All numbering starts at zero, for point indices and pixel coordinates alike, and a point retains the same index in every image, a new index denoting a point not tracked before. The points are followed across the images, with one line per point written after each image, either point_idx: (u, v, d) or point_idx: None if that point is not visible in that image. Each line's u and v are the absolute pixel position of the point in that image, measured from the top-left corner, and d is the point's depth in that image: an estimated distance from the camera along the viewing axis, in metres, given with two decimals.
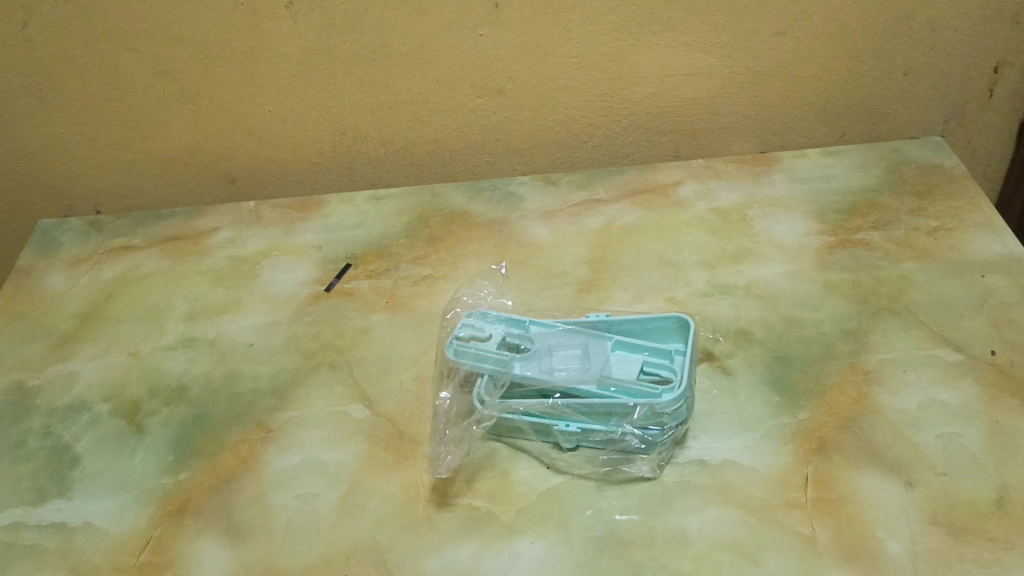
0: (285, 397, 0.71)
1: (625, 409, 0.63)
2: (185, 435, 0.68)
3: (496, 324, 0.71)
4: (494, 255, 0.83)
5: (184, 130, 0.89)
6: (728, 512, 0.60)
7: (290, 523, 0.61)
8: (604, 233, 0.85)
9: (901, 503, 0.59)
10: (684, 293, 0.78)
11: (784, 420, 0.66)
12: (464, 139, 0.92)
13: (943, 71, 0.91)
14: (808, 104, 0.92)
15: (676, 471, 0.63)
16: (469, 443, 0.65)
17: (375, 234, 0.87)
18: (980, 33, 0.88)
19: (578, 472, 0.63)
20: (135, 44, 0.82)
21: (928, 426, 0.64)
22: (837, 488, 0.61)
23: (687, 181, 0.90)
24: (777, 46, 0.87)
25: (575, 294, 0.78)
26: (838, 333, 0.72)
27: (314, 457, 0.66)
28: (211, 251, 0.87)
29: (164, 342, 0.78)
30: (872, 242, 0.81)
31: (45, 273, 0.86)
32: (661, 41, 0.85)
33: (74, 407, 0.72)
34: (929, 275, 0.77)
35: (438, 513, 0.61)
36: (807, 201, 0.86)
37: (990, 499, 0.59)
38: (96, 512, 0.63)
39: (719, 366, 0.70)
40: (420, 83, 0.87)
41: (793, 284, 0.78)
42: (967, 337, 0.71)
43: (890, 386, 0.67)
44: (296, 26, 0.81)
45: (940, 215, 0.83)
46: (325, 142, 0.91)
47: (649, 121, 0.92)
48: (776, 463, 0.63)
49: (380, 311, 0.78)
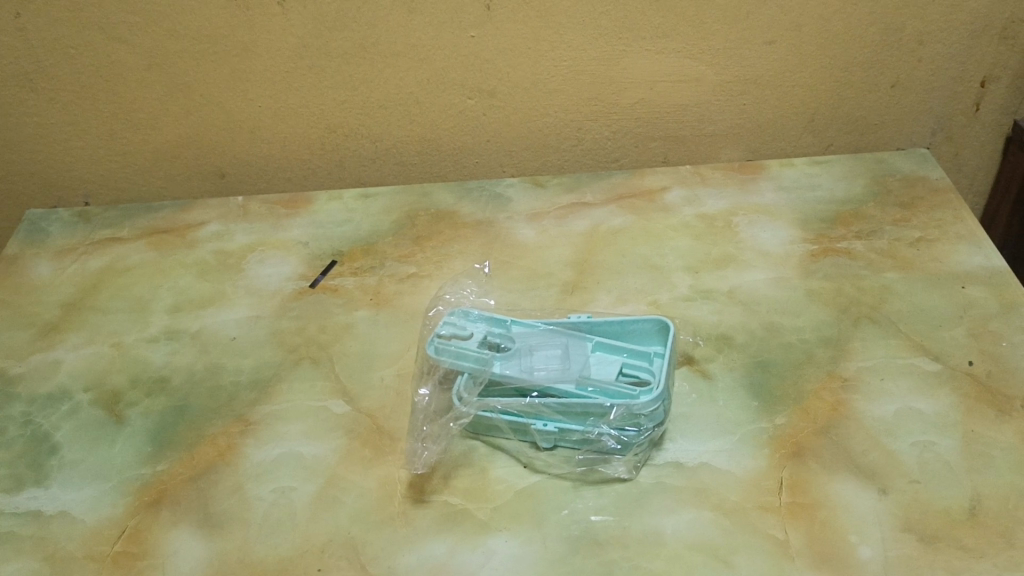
0: (267, 390, 0.71)
1: (602, 410, 0.64)
2: (165, 427, 0.68)
3: (478, 323, 0.71)
4: (480, 255, 0.84)
5: (174, 123, 0.90)
6: (702, 514, 0.60)
7: (266, 515, 0.61)
8: (590, 235, 0.86)
9: (874, 509, 0.60)
10: (667, 297, 0.78)
11: (761, 424, 0.66)
12: (454, 139, 0.93)
13: (930, 84, 0.92)
14: (796, 113, 0.93)
15: (652, 472, 0.63)
16: (447, 440, 0.66)
17: (363, 232, 0.88)
18: (967, 47, 0.89)
19: (555, 472, 0.64)
20: (128, 36, 0.83)
21: (904, 434, 0.65)
22: (812, 493, 0.61)
23: (675, 187, 0.91)
24: (766, 55, 0.88)
25: (558, 295, 0.79)
26: (818, 340, 0.73)
27: (292, 451, 0.66)
28: (198, 244, 0.88)
29: (148, 334, 0.78)
30: (855, 251, 0.82)
31: (32, 262, 0.86)
32: (651, 47, 0.86)
33: (56, 396, 0.72)
34: (910, 285, 0.78)
35: (414, 509, 0.61)
36: (792, 209, 0.87)
37: (963, 507, 0.60)
38: (72, 500, 0.63)
39: (698, 370, 0.71)
40: (411, 82, 0.87)
41: (775, 290, 0.78)
42: (945, 347, 0.71)
43: (867, 394, 0.68)
44: (289, 23, 0.82)
45: (923, 226, 0.84)
46: (315, 139, 0.91)
47: (638, 126, 0.93)
48: (752, 467, 0.63)
49: (364, 308, 0.78)
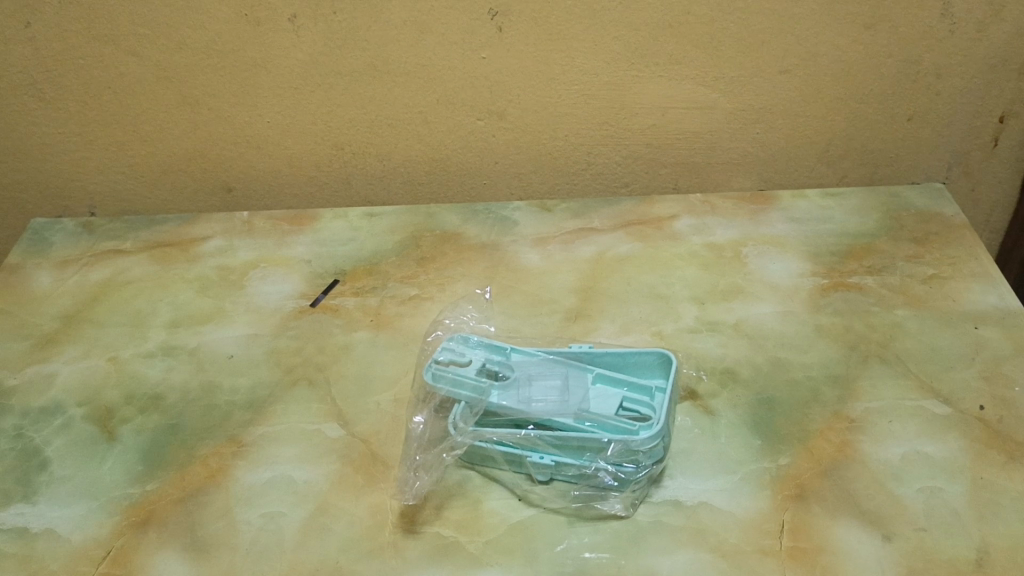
0: (262, 411, 0.70)
1: (600, 444, 0.62)
2: (156, 446, 0.67)
3: (476, 350, 0.70)
4: (483, 279, 0.83)
5: (181, 137, 0.89)
6: (699, 555, 0.58)
7: (254, 540, 0.60)
8: (596, 262, 0.84)
9: (877, 557, 0.58)
10: (672, 328, 0.77)
11: (764, 464, 0.64)
12: (462, 161, 0.92)
13: (947, 117, 0.90)
14: (810, 144, 0.92)
15: (650, 510, 0.61)
16: (440, 470, 0.64)
17: (367, 251, 0.87)
18: (985, 82, 0.87)
19: (550, 506, 0.62)
20: (137, 48, 0.83)
21: (910, 478, 0.63)
22: (814, 537, 0.59)
23: (684, 216, 0.90)
24: (780, 84, 0.86)
25: (561, 323, 0.78)
26: (824, 378, 0.71)
27: (284, 475, 0.65)
28: (200, 258, 0.87)
29: (145, 349, 0.77)
30: (866, 286, 0.80)
31: (34, 272, 0.86)
32: (664, 73, 0.85)
33: (49, 410, 0.71)
34: (922, 323, 0.76)
35: (405, 540, 0.60)
36: (803, 242, 0.86)
37: (969, 558, 0.58)
38: (59, 518, 0.62)
39: (701, 405, 0.69)
40: (420, 102, 0.87)
41: (783, 324, 0.77)
42: (956, 389, 0.69)
43: (873, 436, 0.66)
44: (299, 39, 0.82)
45: (936, 263, 0.82)
46: (323, 156, 0.91)
47: (649, 152, 0.92)
48: (753, 508, 0.61)
49: (363, 329, 0.78)
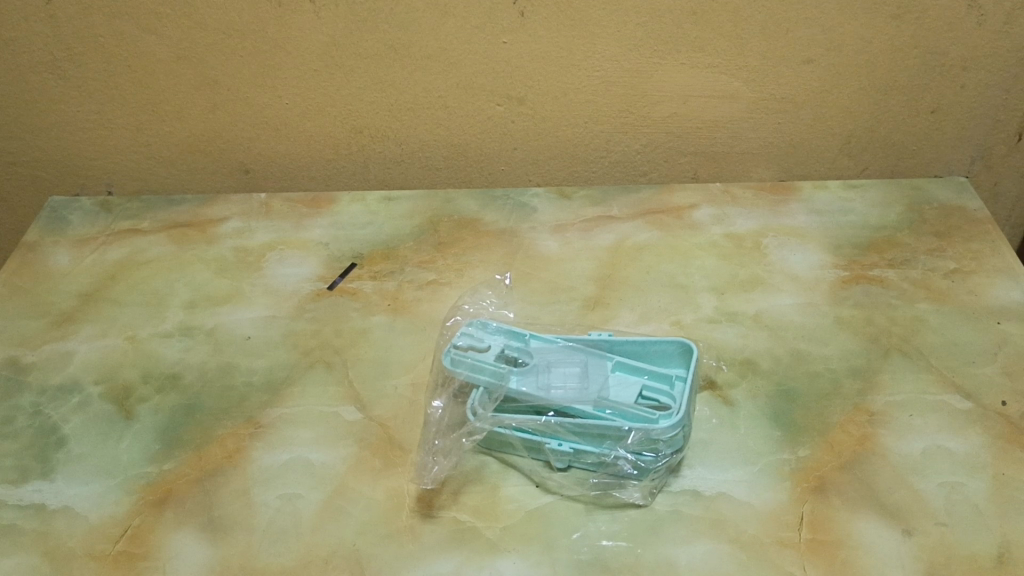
0: (279, 393, 0.70)
1: (620, 433, 0.62)
2: (174, 425, 0.67)
3: (495, 335, 0.70)
4: (501, 265, 0.82)
5: (199, 117, 0.89)
6: (718, 546, 0.58)
7: (271, 522, 0.60)
8: (615, 250, 0.84)
9: (898, 552, 0.57)
10: (691, 318, 0.76)
11: (784, 455, 0.64)
12: (481, 147, 0.91)
13: (972, 110, 0.89)
14: (832, 135, 0.90)
15: (668, 500, 0.61)
16: (458, 455, 0.64)
17: (384, 235, 0.87)
18: (1013, 75, 0.86)
19: (567, 493, 0.62)
20: (157, 27, 0.82)
21: (931, 473, 0.62)
22: (833, 530, 0.59)
23: (704, 205, 0.89)
24: (805, 74, 0.85)
25: (580, 311, 0.77)
26: (845, 371, 0.71)
27: (302, 457, 0.64)
28: (218, 240, 0.87)
29: (162, 329, 0.77)
30: (887, 279, 0.79)
31: (51, 250, 0.86)
32: (687, 61, 0.84)
33: (66, 388, 0.71)
34: (944, 317, 0.75)
35: (422, 524, 0.60)
36: (824, 233, 0.85)
37: (990, 555, 0.57)
38: (77, 496, 0.62)
39: (720, 396, 0.69)
40: (440, 86, 0.86)
41: (804, 316, 0.76)
42: (978, 385, 0.69)
43: (894, 430, 0.66)
44: (320, 21, 0.81)
45: (959, 257, 0.81)
46: (341, 138, 0.90)
47: (669, 141, 0.91)
48: (773, 500, 0.61)
49: (381, 313, 0.77)
